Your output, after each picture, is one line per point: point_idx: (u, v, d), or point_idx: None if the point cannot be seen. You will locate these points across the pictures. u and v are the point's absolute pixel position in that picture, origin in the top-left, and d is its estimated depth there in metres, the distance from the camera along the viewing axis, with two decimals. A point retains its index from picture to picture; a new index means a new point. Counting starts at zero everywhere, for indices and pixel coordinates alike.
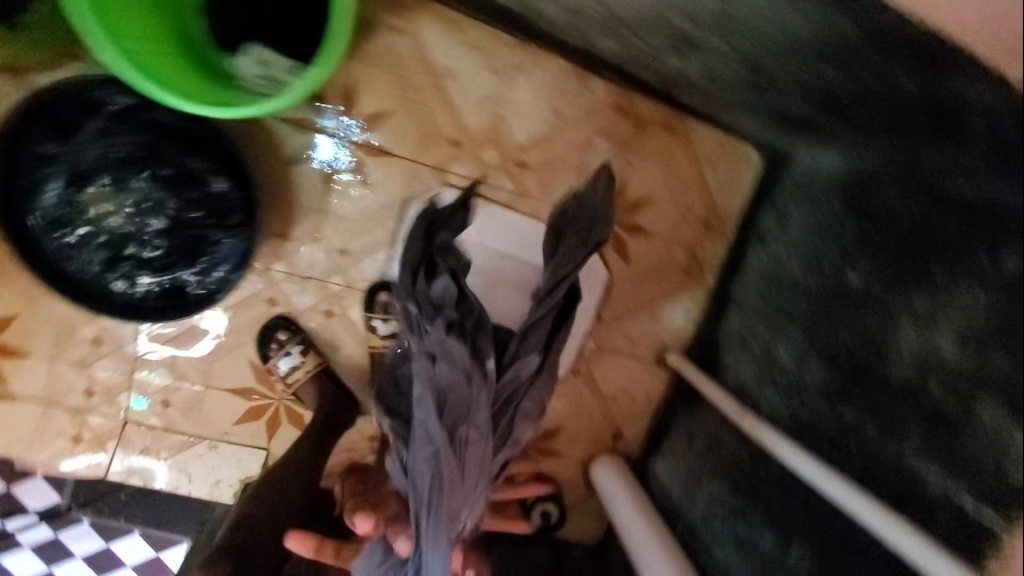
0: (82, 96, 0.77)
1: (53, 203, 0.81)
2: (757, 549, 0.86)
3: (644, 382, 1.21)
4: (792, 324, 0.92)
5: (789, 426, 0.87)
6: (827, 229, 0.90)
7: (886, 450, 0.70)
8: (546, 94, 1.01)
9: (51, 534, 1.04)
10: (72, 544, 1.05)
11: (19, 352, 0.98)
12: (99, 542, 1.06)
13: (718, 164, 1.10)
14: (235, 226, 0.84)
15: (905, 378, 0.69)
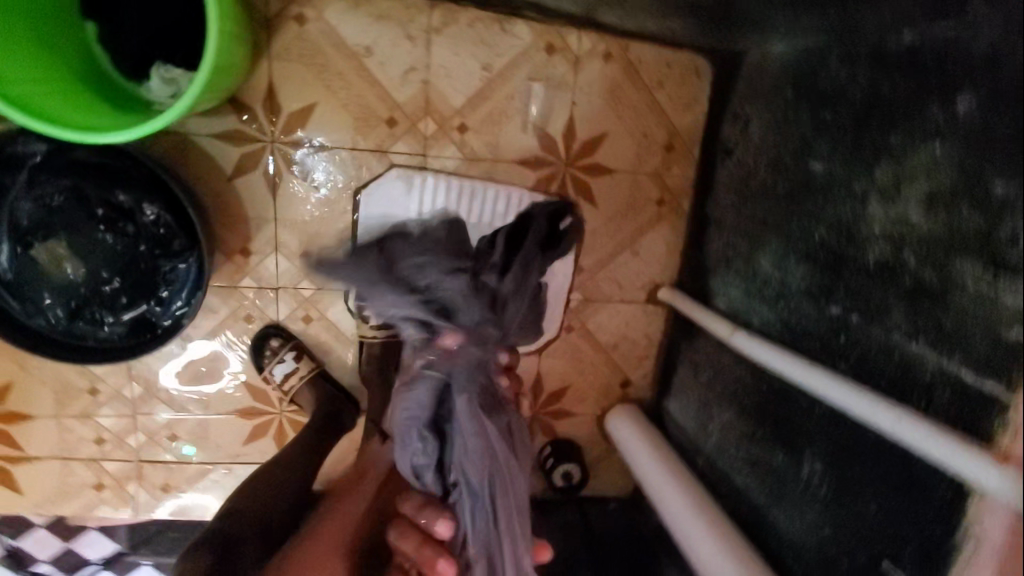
0: (6, 152, 0.79)
1: (7, 264, 0.82)
2: (773, 468, 0.84)
3: (641, 324, 1.17)
4: (768, 230, 0.87)
5: (783, 336, 0.83)
6: (786, 123, 0.84)
7: (871, 338, 0.66)
8: (471, 50, 0.97)
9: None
10: None
11: (26, 416, 1.01)
12: None
13: (667, 82, 1.04)
14: (181, 250, 0.86)
15: (881, 258, 0.65)
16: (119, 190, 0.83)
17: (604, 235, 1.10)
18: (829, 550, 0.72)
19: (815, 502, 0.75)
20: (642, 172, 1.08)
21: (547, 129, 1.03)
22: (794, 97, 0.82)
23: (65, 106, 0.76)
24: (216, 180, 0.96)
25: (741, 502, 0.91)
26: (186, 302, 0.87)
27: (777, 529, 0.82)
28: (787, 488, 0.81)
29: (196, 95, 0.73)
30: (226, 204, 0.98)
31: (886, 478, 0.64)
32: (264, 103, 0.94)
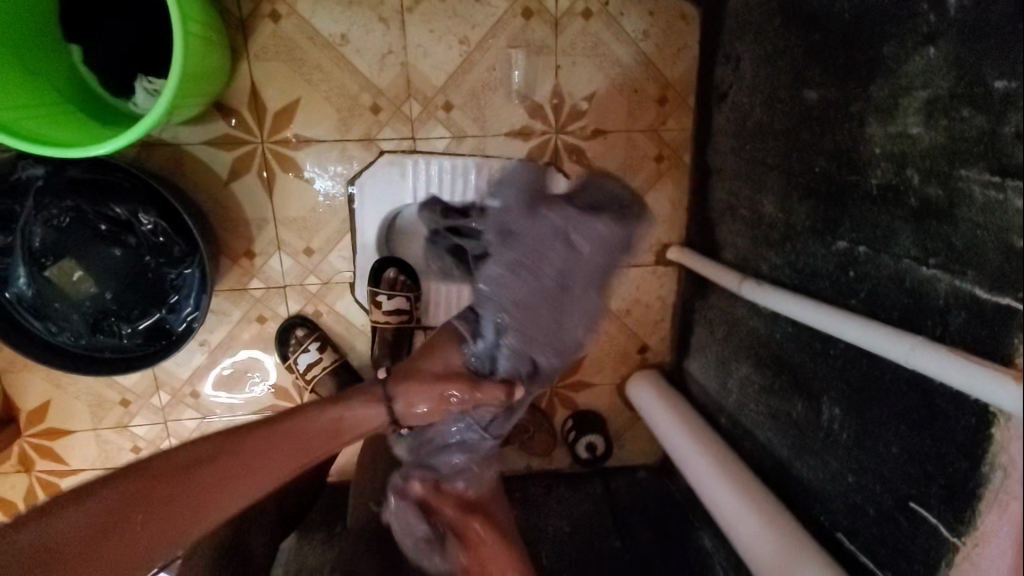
0: (9, 179, 0.81)
1: (24, 286, 0.86)
2: (794, 418, 0.81)
3: (653, 287, 1.14)
4: (769, 171, 0.83)
5: (793, 280, 0.79)
6: (776, 56, 0.79)
7: (882, 267, 0.63)
8: (446, 24, 0.96)
9: None
10: None
11: (65, 431, 1.06)
12: None
13: (653, 32, 1.00)
14: (182, 256, 0.89)
15: (884, 181, 0.62)
16: (116, 204, 0.86)
17: None
18: (854, 496, 0.71)
19: (837, 449, 0.73)
20: (636, 129, 1.04)
21: (533, 96, 1.01)
22: (783, 27, 0.77)
23: (53, 126, 0.78)
24: (213, 186, 0.98)
25: (765, 456, 0.89)
26: (195, 306, 0.90)
27: (801, 480, 0.81)
28: (808, 438, 0.79)
29: (176, 92, 0.74)
30: (225, 209, 0.99)
31: (904, 413, 0.62)
32: (249, 104, 0.95)
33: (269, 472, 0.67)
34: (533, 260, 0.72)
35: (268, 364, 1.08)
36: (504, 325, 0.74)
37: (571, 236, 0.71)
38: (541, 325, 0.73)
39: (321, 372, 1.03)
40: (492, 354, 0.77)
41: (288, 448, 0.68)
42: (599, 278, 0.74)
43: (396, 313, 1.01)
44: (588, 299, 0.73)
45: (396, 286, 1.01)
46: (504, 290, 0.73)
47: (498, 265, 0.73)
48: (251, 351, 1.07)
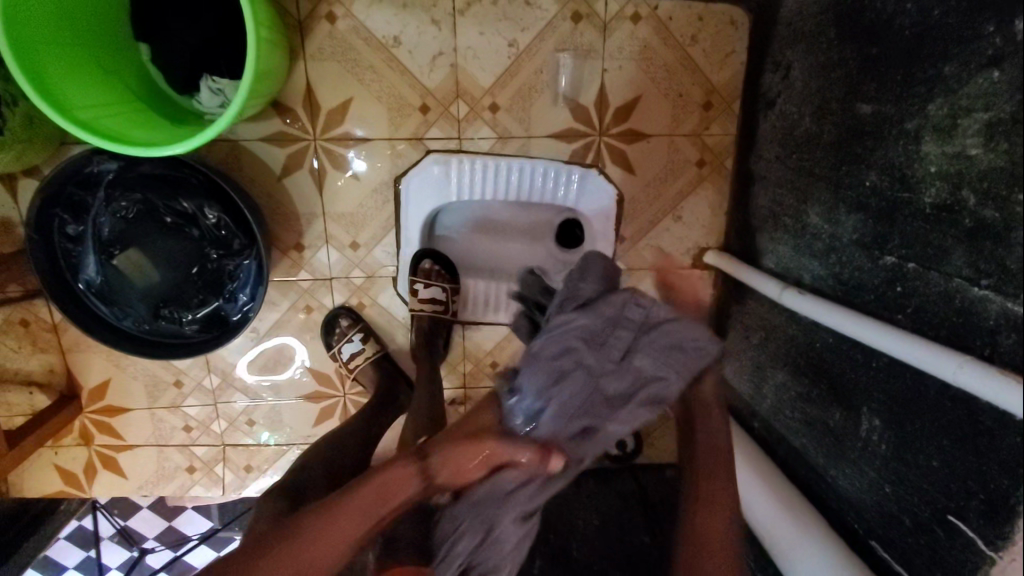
0: (83, 172, 0.86)
1: (94, 273, 0.91)
2: (829, 427, 0.83)
3: (688, 290, 1.16)
4: (816, 182, 0.84)
5: (837, 291, 0.81)
6: (829, 67, 0.80)
7: (931, 284, 0.64)
8: (497, 27, 0.97)
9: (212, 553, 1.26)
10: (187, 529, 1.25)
11: (123, 409, 1.13)
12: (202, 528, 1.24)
13: (702, 37, 1.00)
14: (241, 249, 0.93)
15: (938, 201, 0.62)
16: (181, 198, 0.90)
17: (645, 202, 1.09)
18: (890, 506, 0.72)
19: (874, 459, 0.74)
20: (679, 134, 1.05)
21: (579, 100, 1.02)
22: (838, 38, 0.77)
23: (125, 124, 0.82)
24: (267, 180, 1.02)
25: (800, 462, 0.91)
26: (251, 296, 0.95)
27: (836, 487, 0.82)
28: (844, 447, 0.80)
29: (245, 98, 0.78)
30: (277, 203, 1.03)
31: (947, 428, 0.63)
32: (304, 102, 0.99)
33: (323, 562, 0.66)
34: (588, 320, 0.73)
35: (313, 352, 1.12)
36: (555, 392, 0.71)
37: (658, 352, 0.73)
38: (578, 390, 0.71)
39: (363, 363, 1.07)
40: (533, 411, 0.72)
41: (338, 538, 0.66)
42: (641, 387, 0.73)
43: (431, 302, 1.04)
44: (620, 394, 0.73)
45: (434, 275, 1.05)
46: (564, 366, 0.71)
47: (574, 321, 0.73)
48: (288, 336, 1.11)
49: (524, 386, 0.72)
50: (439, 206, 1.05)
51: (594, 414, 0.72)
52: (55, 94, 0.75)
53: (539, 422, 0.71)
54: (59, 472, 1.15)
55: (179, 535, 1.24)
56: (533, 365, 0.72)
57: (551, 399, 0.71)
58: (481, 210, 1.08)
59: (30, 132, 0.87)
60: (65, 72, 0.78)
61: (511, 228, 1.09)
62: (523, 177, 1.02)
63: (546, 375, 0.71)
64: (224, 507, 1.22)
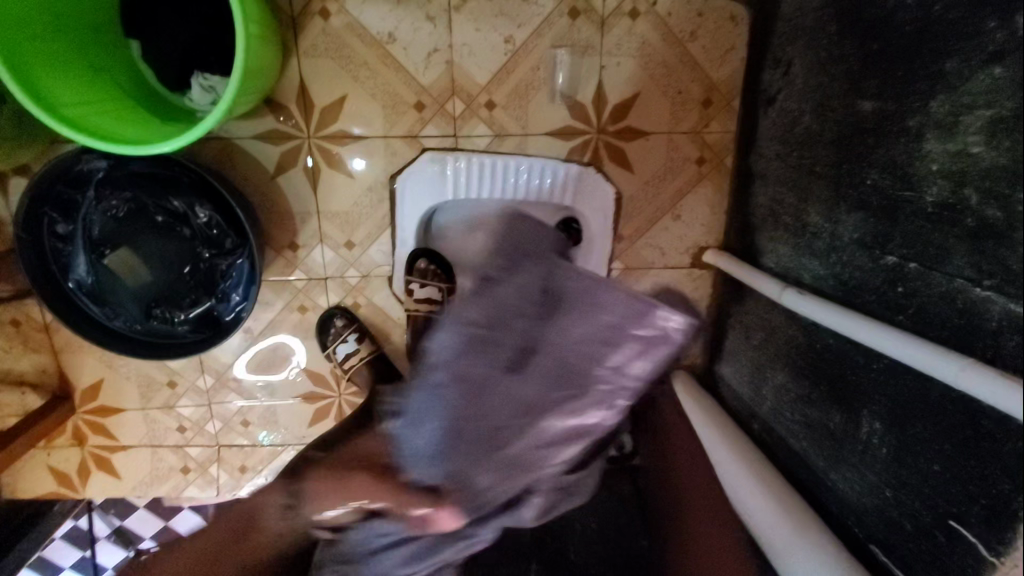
0: (72, 171, 0.85)
1: (85, 273, 0.89)
2: (829, 429, 0.82)
3: (687, 289, 1.15)
4: (816, 180, 0.82)
5: (838, 291, 0.79)
6: (830, 64, 0.78)
7: (933, 285, 0.63)
8: (493, 23, 0.96)
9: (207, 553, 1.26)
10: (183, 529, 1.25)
11: (116, 409, 1.11)
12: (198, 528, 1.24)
13: (701, 33, 0.98)
14: (234, 248, 0.92)
15: (939, 199, 0.61)
16: (172, 196, 0.89)
17: (643, 201, 1.07)
18: (890, 511, 0.71)
19: (874, 463, 0.73)
20: (678, 132, 1.04)
21: (576, 97, 1.01)
22: (839, 34, 0.76)
23: (114, 121, 0.80)
24: (260, 179, 1.01)
25: (799, 465, 0.90)
26: (244, 296, 0.93)
27: (836, 491, 0.81)
28: (844, 450, 0.79)
29: (234, 95, 0.76)
30: (271, 202, 1.02)
31: (949, 432, 0.62)
32: (297, 100, 0.97)
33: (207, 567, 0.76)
34: (482, 319, 0.70)
35: (308, 352, 1.11)
36: (446, 412, 0.65)
37: (557, 368, 0.68)
38: (470, 411, 0.66)
39: (358, 363, 1.06)
40: (421, 442, 0.66)
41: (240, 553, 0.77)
42: (539, 402, 0.68)
43: (427, 303, 1.02)
44: (516, 413, 0.67)
45: (429, 275, 1.03)
46: (451, 384, 0.67)
47: (469, 319, 0.70)
48: (283, 336, 1.10)
49: (413, 409, 0.67)
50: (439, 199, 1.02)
51: (492, 435, 0.67)
52: (41, 91, 0.74)
53: (428, 456, 0.65)
54: (53, 473, 1.14)
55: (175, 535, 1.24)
56: (425, 388, 0.68)
57: (438, 424, 0.65)
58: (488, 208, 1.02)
59: (19, 130, 0.86)
60: (51, 68, 0.76)
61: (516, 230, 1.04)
62: (519, 175, 1.01)
63: (432, 396, 0.66)
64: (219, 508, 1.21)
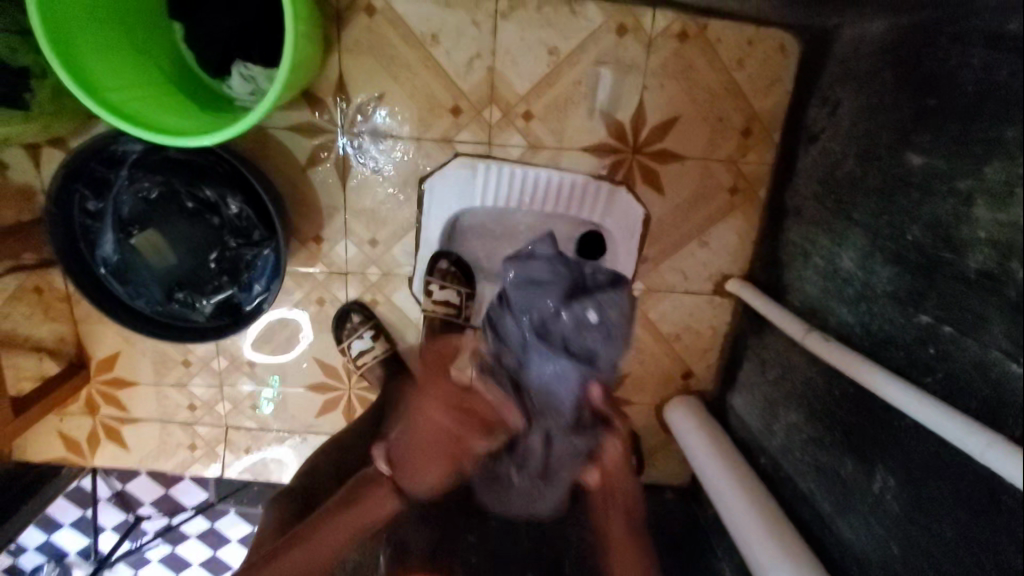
0: (107, 150, 0.85)
1: (111, 252, 0.90)
2: (840, 477, 0.81)
3: (707, 315, 1.14)
4: (853, 226, 0.82)
5: (864, 342, 0.79)
6: (881, 110, 0.77)
7: (967, 351, 0.62)
8: (538, 33, 0.94)
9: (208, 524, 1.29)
10: (183, 498, 1.27)
11: (130, 382, 1.13)
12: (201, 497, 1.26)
13: (749, 61, 0.97)
14: (260, 240, 0.92)
15: (983, 267, 0.60)
16: (204, 185, 0.89)
17: (672, 224, 1.06)
18: (896, 567, 0.71)
19: (884, 517, 0.73)
20: (714, 159, 1.02)
21: (616, 115, 0.99)
22: (894, 82, 0.74)
23: (152, 107, 0.80)
24: (290, 170, 1.00)
25: (804, 506, 0.90)
26: (266, 287, 0.93)
27: (841, 538, 0.81)
28: (853, 499, 0.79)
29: (280, 89, 0.76)
30: (299, 194, 1.02)
31: (964, 499, 0.61)
32: (335, 94, 0.97)
33: (359, 526, 0.83)
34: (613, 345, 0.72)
35: (322, 343, 1.11)
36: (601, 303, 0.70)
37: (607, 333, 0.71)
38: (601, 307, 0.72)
39: (372, 361, 1.07)
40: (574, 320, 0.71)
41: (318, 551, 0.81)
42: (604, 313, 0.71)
43: (444, 305, 1.05)
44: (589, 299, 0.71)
45: (448, 277, 1.05)
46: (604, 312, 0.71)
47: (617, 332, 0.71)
48: (297, 323, 1.10)
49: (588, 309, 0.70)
50: (461, 212, 1.04)
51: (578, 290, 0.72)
52: (86, 72, 0.74)
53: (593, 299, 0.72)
54: (62, 439, 1.16)
55: (177, 504, 1.27)
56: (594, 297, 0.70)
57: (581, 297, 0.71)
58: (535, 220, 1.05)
59: (59, 105, 0.86)
60: (96, 50, 0.76)
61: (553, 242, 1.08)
62: (550, 189, 1.02)
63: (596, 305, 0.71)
64: (224, 486, 1.23)
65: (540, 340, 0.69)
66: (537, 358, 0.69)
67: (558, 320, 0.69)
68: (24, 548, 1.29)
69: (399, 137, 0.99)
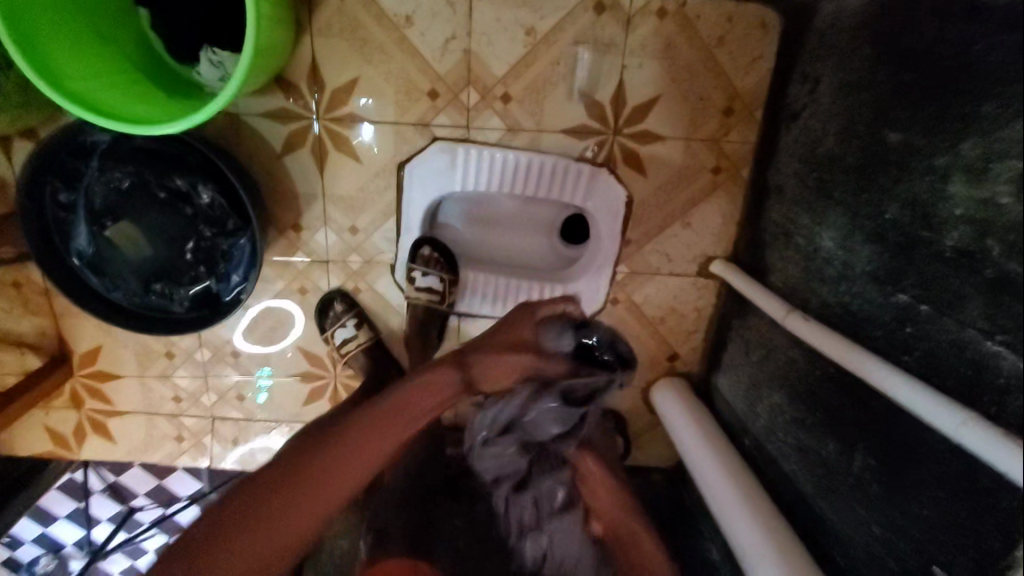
0: (76, 140, 0.83)
1: (86, 243, 0.88)
2: (822, 458, 0.82)
3: (691, 298, 1.13)
4: (834, 204, 0.81)
5: (843, 323, 0.79)
6: (860, 86, 0.75)
7: (945, 331, 0.62)
8: (513, 12, 0.92)
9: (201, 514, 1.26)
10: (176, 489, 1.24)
11: (114, 376, 1.12)
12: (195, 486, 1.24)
13: (728, 37, 0.95)
14: (236, 229, 0.90)
15: (959, 245, 0.59)
16: (175, 174, 0.88)
17: (654, 206, 1.05)
18: (876, 548, 0.71)
19: (864, 496, 0.73)
20: (696, 138, 1.01)
21: (595, 96, 0.98)
22: (873, 55, 0.73)
23: (120, 96, 0.78)
24: (265, 158, 0.99)
25: (788, 487, 0.90)
26: (244, 278, 0.92)
27: (822, 519, 0.82)
28: (834, 479, 0.79)
29: (244, 76, 0.74)
30: (276, 181, 1.00)
31: (943, 480, 0.62)
32: (308, 79, 0.95)
33: (334, 497, 0.68)
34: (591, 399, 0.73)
35: (306, 332, 1.11)
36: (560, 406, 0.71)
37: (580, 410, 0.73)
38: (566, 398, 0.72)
39: (356, 348, 1.07)
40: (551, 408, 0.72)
41: (326, 475, 0.67)
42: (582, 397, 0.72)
43: (428, 291, 1.04)
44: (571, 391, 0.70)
45: (432, 263, 1.02)
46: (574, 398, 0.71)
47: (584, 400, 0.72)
48: (280, 308, 1.09)
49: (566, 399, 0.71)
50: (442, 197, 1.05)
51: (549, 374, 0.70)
52: (48, 63, 0.72)
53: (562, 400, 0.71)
54: (49, 433, 1.16)
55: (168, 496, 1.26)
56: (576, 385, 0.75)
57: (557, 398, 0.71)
58: (515, 207, 1.08)
59: (25, 97, 0.84)
60: (60, 39, 0.74)
61: (533, 226, 1.10)
62: (530, 173, 1.01)
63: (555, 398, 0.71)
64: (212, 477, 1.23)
65: (537, 434, 0.76)
66: (523, 444, 0.79)
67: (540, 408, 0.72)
68: (20, 540, 1.26)
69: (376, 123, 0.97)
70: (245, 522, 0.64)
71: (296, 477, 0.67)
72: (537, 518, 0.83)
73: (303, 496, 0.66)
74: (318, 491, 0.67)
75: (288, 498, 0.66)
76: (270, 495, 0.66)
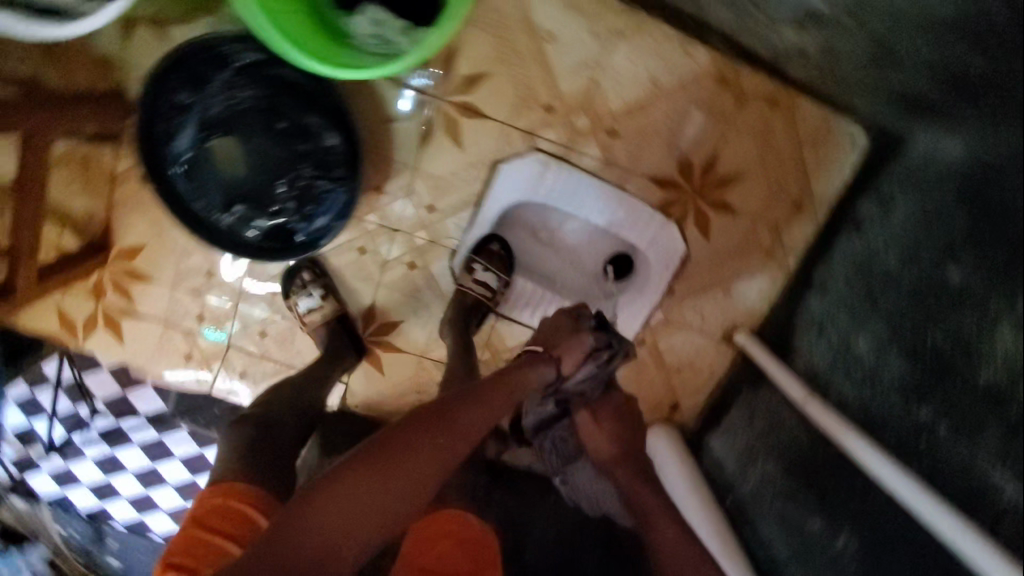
0: (213, 50, 0.84)
1: (185, 146, 0.89)
2: (803, 531, 0.90)
3: (711, 359, 1.22)
4: (875, 314, 0.91)
5: (858, 418, 0.89)
6: (931, 220, 0.84)
7: (960, 453, 0.70)
8: (646, 62, 1.01)
9: (154, 437, 1.18)
10: (138, 403, 1.16)
11: (146, 277, 1.11)
12: (160, 405, 1.16)
13: (817, 143, 1.06)
14: (338, 177, 0.93)
15: (991, 381, 0.66)
16: (304, 112, 0.91)
17: (707, 268, 1.13)
18: None
19: None
20: (762, 219, 1.11)
21: (689, 155, 1.06)
22: (946, 196, 0.81)
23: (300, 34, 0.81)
24: (375, 118, 1.02)
25: (762, 550, 0.98)
26: (327, 224, 0.93)
27: None
28: (812, 553, 0.87)
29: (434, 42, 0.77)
30: (376, 143, 1.03)
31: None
32: (441, 60, 0.99)
33: (447, 458, 0.69)
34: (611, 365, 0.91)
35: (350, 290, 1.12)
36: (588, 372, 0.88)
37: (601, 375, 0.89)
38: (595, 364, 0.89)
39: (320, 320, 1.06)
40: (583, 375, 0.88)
41: (445, 436, 0.69)
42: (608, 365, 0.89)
43: (482, 286, 1.06)
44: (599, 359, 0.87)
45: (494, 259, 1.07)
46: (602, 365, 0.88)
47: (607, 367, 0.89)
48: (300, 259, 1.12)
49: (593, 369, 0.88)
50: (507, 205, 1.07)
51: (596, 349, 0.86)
52: None
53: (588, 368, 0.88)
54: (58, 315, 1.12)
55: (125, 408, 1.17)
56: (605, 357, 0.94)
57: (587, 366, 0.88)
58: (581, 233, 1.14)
59: None
60: None
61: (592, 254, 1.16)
62: (608, 206, 1.06)
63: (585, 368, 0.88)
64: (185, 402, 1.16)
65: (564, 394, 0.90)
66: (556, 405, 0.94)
67: (576, 375, 0.88)
68: None
69: (489, 119, 1.02)
70: (371, 468, 0.64)
71: (416, 434, 0.68)
72: (561, 462, 1.02)
73: (422, 449, 0.67)
74: (436, 446, 0.68)
75: (410, 448, 0.67)
76: (380, 463, 0.65)
